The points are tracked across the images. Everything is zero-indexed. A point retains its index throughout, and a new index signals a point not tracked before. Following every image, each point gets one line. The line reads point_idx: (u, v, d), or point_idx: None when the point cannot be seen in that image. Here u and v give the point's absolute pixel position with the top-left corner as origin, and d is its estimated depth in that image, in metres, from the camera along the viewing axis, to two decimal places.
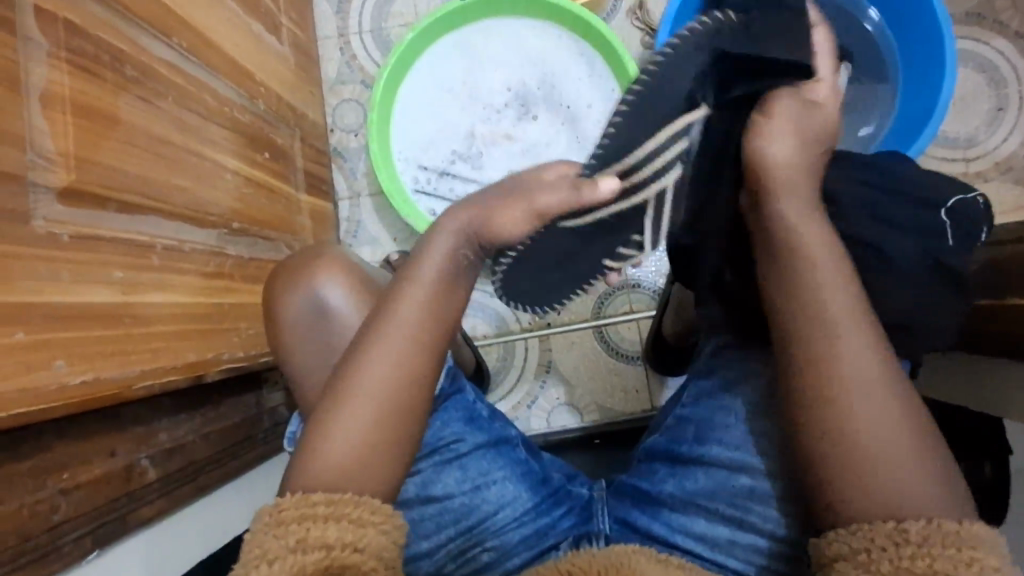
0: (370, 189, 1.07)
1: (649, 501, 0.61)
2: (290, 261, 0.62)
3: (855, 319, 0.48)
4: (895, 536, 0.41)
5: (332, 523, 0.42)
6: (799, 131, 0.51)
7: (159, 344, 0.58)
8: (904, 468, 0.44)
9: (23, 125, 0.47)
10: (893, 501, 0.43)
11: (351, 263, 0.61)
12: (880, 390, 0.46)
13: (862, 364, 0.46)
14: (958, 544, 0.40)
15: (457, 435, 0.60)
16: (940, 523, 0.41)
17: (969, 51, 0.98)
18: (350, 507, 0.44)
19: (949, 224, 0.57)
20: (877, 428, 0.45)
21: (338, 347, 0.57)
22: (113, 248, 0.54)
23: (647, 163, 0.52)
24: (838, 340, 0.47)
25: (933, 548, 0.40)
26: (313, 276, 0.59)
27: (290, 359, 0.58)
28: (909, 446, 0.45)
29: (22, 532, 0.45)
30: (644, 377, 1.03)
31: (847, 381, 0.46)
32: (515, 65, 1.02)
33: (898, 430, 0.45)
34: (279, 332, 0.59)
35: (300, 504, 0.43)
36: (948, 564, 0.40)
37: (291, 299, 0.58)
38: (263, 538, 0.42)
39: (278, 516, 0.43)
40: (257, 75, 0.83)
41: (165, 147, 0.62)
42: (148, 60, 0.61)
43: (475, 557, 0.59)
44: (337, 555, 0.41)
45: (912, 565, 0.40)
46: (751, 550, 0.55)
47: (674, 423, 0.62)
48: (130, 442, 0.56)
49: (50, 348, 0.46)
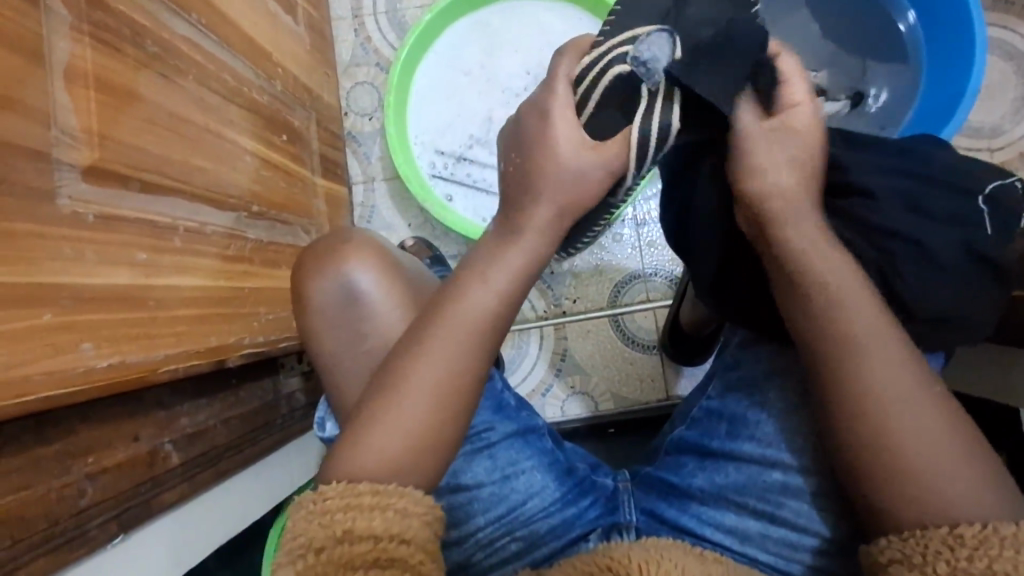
0: (385, 174, 1.06)
1: (676, 495, 0.60)
2: (315, 246, 0.60)
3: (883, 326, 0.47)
4: (950, 540, 0.41)
5: (378, 512, 0.42)
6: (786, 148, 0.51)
7: (181, 328, 0.57)
8: (952, 471, 0.43)
9: (48, 100, 0.46)
10: (945, 505, 0.42)
11: (379, 247, 0.60)
12: (919, 400, 0.45)
13: (896, 380, 0.45)
14: (1017, 546, 0.39)
15: (488, 424, 0.60)
16: (997, 527, 0.40)
17: (996, 39, 0.97)
18: (395, 497, 0.43)
19: (983, 211, 0.55)
20: (919, 431, 0.44)
21: (368, 332, 0.56)
22: (136, 229, 0.53)
23: (614, 78, 0.51)
24: (866, 359, 0.46)
25: (991, 549, 0.39)
26: (342, 259, 0.58)
27: (317, 342, 0.58)
28: (955, 451, 0.44)
29: (50, 515, 0.44)
30: (660, 367, 1.02)
31: (882, 392, 0.45)
32: (534, 48, 1.00)
33: (943, 433, 0.44)
34: (306, 315, 0.58)
35: (345, 493, 0.42)
36: (1007, 564, 0.39)
37: (319, 282, 0.57)
38: (308, 525, 0.41)
39: (323, 505, 0.42)
40: (274, 55, 0.81)
41: (185, 126, 0.61)
42: (168, 36, 0.59)
43: (503, 547, 0.58)
44: (384, 547, 0.40)
45: (969, 566, 0.39)
46: (785, 545, 0.55)
47: (701, 416, 0.62)
48: (152, 427, 0.55)
49: (76, 330, 0.45)
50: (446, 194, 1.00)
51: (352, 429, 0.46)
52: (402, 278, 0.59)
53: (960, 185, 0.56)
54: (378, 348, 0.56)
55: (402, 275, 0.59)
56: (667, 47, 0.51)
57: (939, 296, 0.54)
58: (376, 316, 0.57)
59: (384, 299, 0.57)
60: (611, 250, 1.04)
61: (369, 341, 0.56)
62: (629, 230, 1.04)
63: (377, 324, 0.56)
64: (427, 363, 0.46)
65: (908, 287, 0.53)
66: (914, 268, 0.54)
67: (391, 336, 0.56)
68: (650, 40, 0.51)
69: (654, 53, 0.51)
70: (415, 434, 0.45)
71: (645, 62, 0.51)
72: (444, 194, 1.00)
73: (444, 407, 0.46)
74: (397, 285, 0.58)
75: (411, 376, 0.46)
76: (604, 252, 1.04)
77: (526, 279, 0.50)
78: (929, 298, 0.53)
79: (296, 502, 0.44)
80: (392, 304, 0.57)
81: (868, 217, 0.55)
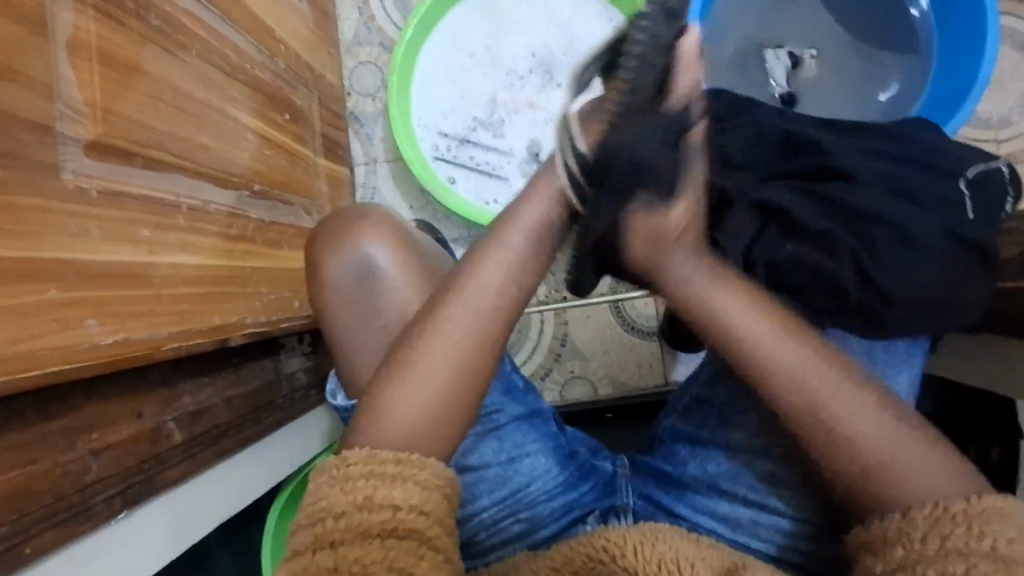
0: (386, 155, 1.05)
1: (672, 482, 0.60)
2: (325, 223, 0.60)
3: (794, 343, 0.48)
4: (903, 526, 0.41)
5: (399, 483, 0.42)
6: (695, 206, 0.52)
7: (186, 307, 0.56)
8: (894, 452, 0.45)
9: (53, 74, 0.45)
10: (903, 485, 0.44)
11: (396, 224, 0.59)
12: (850, 392, 0.46)
13: (814, 385, 0.47)
14: (970, 521, 0.40)
15: (495, 405, 0.61)
16: (948, 507, 0.41)
17: (1009, 29, 0.96)
18: (416, 467, 0.44)
19: (966, 192, 0.55)
20: (862, 429, 0.45)
21: (383, 309, 0.56)
22: (139, 204, 0.53)
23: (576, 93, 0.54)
24: (782, 369, 0.47)
25: (944, 528, 0.40)
26: (356, 236, 0.57)
27: (329, 320, 0.58)
28: (889, 432, 0.45)
29: (55, 490, 0.44)
30: (659, 353, 1.02)
31: (807, 394, 0.47)
32: (539, 30, 0.99)
33: (883, 421, 0.46)
34: (319, 293, 0.58)
35: (368, 461, 0.43)
36: (961, 541, 0.39)
37: (332, 260, 0.57)
38: (329, 490, 0.42)
39: (345, 470, 0.43)
40: (277, 32, 0.80)
41: (189, 103, 0.60)
42: (171, 11, 0.58)
43: (507, 527, 0.59)
44: (402, 517, 0.40)
45: (924, 548, 0.40)
46: (776, 531, 0.56)
47: (692, 404, 0.62)
48: (155, 404, 0.56)
49: (81, 306, 0.45)
50: (449, 176, 0.99)
51: (373, 396, 0.48)
52: (416, 254, 0.58)
53: (966, 172, 0.56)
54: (390, 325, 0.56)
55: (419, 253, 0.59)
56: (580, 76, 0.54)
57: (939, 284, 0.54)
58: (391, 293, 0.57)
59: (398, 278, 0.57)
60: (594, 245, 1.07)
61: (385, 316, 0.56)
62: None
63: (393, 300, 0.56)
64: (457, 322, 0.49)
65: (905, 275, 0.53)
66: (921, 251, 0.53)
67: (402, 312, 0.56)
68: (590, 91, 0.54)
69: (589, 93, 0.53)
70: (436, 404, 0.47)
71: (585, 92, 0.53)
72: (447, 176, 0.99)
73: (465, 372, 0.48)
74: (410, 262, 0.58)
75: (434, 335, 0.49)
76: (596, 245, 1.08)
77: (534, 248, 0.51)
78: (928, 286, 0.53)
79: (319, 466, 0.44)
80: (406, 281, 0.57)
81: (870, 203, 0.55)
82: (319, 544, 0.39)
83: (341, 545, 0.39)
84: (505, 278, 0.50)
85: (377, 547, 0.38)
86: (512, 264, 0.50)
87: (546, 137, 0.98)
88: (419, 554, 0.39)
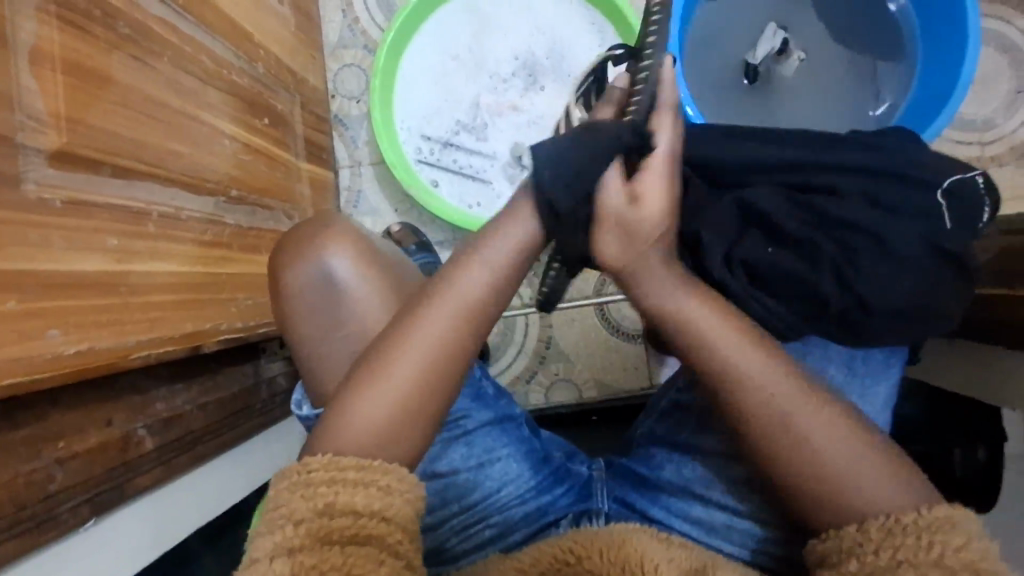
0: (370, 158, 1.05)
1: (647, 486, 0.60)
2: (294, 230, 0.60)
3: (761, 360, 0.47)
4: (858, 538, 0.42)
5: (360, 488, 0.42)
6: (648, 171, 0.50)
7: (155, 315, 0.56)
8: (856, 471, 0.44)
9: (14, 84, 0.45)
10: (863, 503, 0.43)
11: (358, 232, 0.60)
12: (812, 404, 0.46)
13: (777, 402, 0.46)
14: (919, 532, 0.40)
15: (465, 412, 0.61)
16: (899, 519, 0.42)
17: (992, 31, 0.96)
18: (379, 473, 0.43)
19: (943, 206, 0.54)
20: (831, 445, 0.44)
21: (351, 317, 0.56)
22: (106, 214, 0.53)
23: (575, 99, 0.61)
24: (743, 373, 0.46)
25: (895, 539, 0.41)
26: (322, 244, 0.57)
27: (295, 327, 0.58)
28: (839, 442, 0.45)
29: (18, 500, 0.44)
30: (644, 356, 1.02)
31: (769, 405, 0.46)
32: (522, 34, 0.99)
33: (848, 438, 0.45)
34: (284, 302, 0.58)
35: (330, 467, 0.43)
36: (910, 551, 0.40)
37: (299, 267, 0.57)
38: (289, 496, 0.42)
39: (306, 476, 0.43)
40: (256, 37, 0.80)
41: (160, 110, 0.60)
42: (142, 18, 0.58)
43: (478, 532, 0.59)
44: (364, 523, 0.40)
45: (876, 560, 0.40)
46: (748, 535, 0.55)
47: (669, 408, 0.62)
48: (125, 412, 0.56)
49: (44, 317, 0.45)
50: (432, 180, 0.99)
51: (337, 403, 0.47)
52: (382, 263, 0.59)
53: (936, 177, 0.56)
54: (360, 331, 0.56)
55: (384, 262, 0.59)
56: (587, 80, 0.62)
57: (912, 290, 0.53)
58: (356, 300, 0.57)
59: (364, 284, 0.57)
60: None
61: (351, 323, 0.56)
62: None
63: (357, 308, 0.56)
64: (427, 327, 0.48)
65: (874, 284, 0.53)
66: (890, 258, 0.53)
67: (367, 319, 0.56)
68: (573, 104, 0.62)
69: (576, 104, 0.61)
70: (402, 406, 0.47)
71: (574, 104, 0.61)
72: (430, 179, 0.99)
73: (431, 377, 0.47)
74: (377, 270, 0.58)
75: (411, 336, 0.48)
76: None
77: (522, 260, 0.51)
78: (897, 295, 0.53)
79: (279, 472, 0.44)
80: (373, 289, 0.57)
81: (836, 210, 0.54)
82: (278, 551, 0.39)
83: (299, 552, 0.39)
84: (484, 285, 0.49)
85: (337, 554, 0.39)
86: (490, 271, 0.50)
87: (529, 141, 0.98)
88: (379, 559, 0.39)
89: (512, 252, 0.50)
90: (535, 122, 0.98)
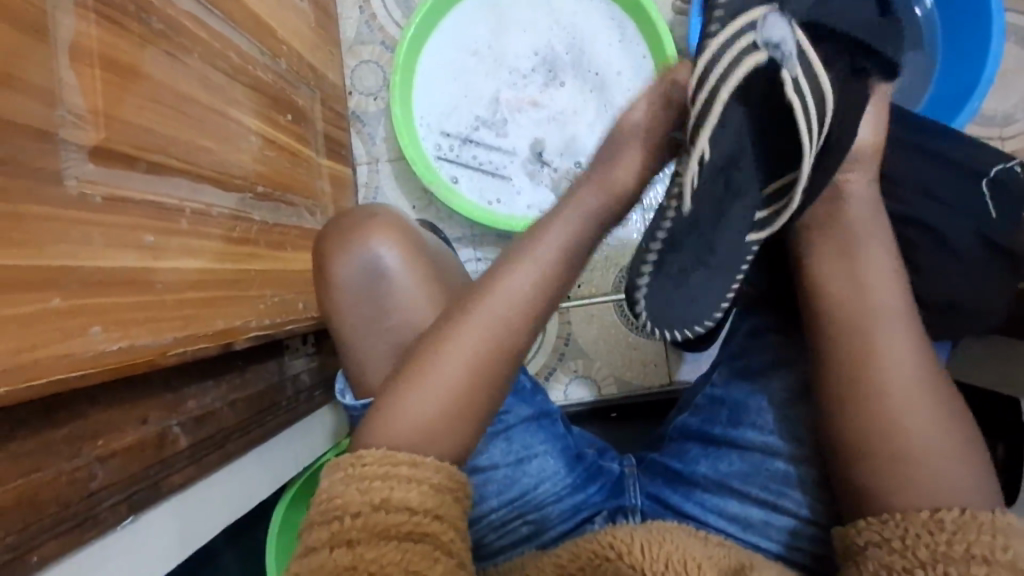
0: (389, 154, 1.05)
1: (681, 481, 0.60)
2: (336, 221, 0.60)
3: (898, 321, 0.47)
4: (930, 525, 0.42)
5: (415, 485, 0.42)
6: (877, 117, 0.48)
7: (189, 311, 0.56)
8: (940, 463, 0.45)
9: (54, 80, 0.45)
10: (938, 492, 0.44)
11: (402, 223, 0.60)
12: (920, 393, 0.46)
13: (898, 366, 0.46)
14: (995, 532, 0.40)
15: (506, 407, 0.61)
16: (975, 515, 0.42)
17: (1012, 25, 0.95)
18: (431, 471, 0.43)
19: (988, 193, 0.55)
20: (925, 429, 0.45)
21: (394, 310, 0.56)
22: (142, 210, 0.53)
23: (734, 61, 0.42)
24: (880, 337, 0.47)
25: (969, 534, 0.41)
26: (366, 236, 0.57)
27: (338, 318, 0.58)
28: (935, 428, 0.46)
29: (62, 499, 0.45)
30: (663, 352, 1.02)
31: (885, 376, 0.46)
32: (542, 29, 0.98)
33: (942, 428, 0.46)
34: (328, 292, 0.58)
35: (384, 461, 0.43)
36: (985, 548, 0.40)
37: (343, 257, 0.57)
38: (345, 488, 0.42)
39: (361, 470, 0.43)
40: (279, 32, 0.80)
41: (191, 106, 0.60)
42: (174, 14, 0.58)
43: (517, 528, 0.59)
44: (419, 521, 0.40)
45: (949, 550, 0.40)
46: (784, 531, 0.55)
47: (704, 403, 0.62)
48: (160, 409, 0.56)
49: (85, 314, 0.45)
50: (452, 176, 0.99)
51: (388, 395, 0.47)
52: (425, 257, 0.59)
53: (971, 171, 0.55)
54: (402, 325, 0.56)
55: (426, 254, 0.59)
56: (786, 25, 0.42)
57: (950, 286, 0.53)
58: (398, 293, 0.56)
59: (406, 276, 0.57)
60: (616, 235, 1.03)
61: (393, 317, 0.56)
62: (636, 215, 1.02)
63: (400, 301, 0.56)
64: (471, 328, 0.47)
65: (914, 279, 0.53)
66: (927, 256, 0.53)
67: (414, 313, 0.56)
68: (772, 44, 0.42)
69: (779, 34, 0.41)
70: (449, 405, 0.46)
71: (776, 46, 0.42)
72: (449, 176, 0.99)
73: (477, 378, 0.47)
74: (419, 262, 0.58)
75: (454, 339, 0.47)
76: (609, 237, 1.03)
77: (573, 257, 0.49)
78: (936, 289, 0.53)
79: (332, 464, 0.44)
80: (418, 281, 0.57)
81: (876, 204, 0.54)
82: (336, 541, 0.39)
83: (357, 545, 0.38)
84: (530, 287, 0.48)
85: (394, 549, 0.38)
86: (540, 276, 0.48)
87: (549, 136, 0.97)
88: (434, 557, 0.39)
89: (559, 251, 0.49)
90: (555, 118, 0.97)
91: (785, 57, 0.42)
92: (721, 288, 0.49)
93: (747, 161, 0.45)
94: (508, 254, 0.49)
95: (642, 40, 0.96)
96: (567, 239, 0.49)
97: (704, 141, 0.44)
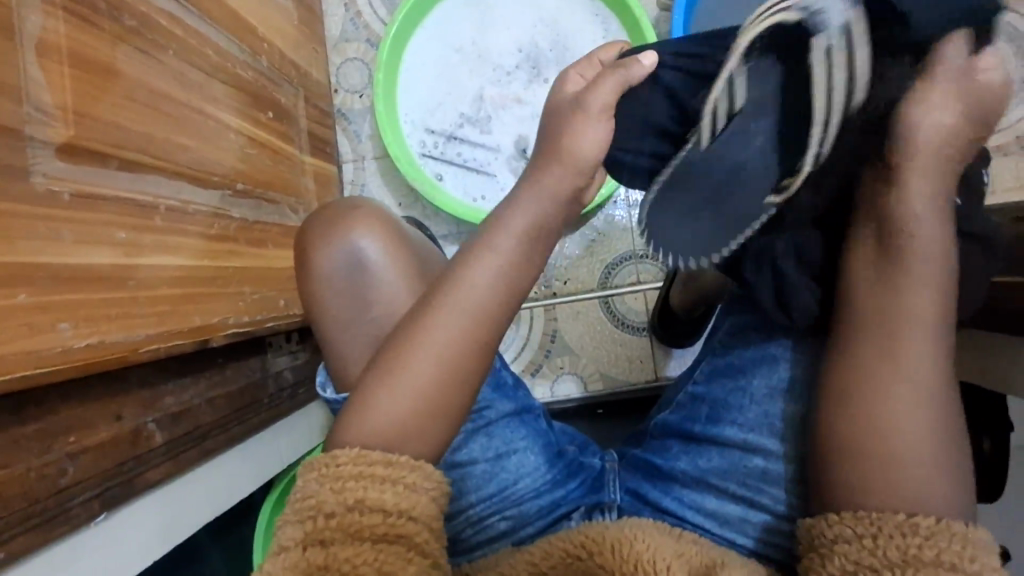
0: (374, 152, 1.05)
1: (660, 476, 0.60)
2: (316, 216, 0.60)
3: (929, 323, 0.43)
4: (904, 526, 0.39)
5: (389, 485, 0.42)
6: (971, 97, 0.41)
7: (164, 308, 0.56)
8: (931, 472, 0.42)
9: (21, 77, 0.45)
10: (919, 500, 0.41)
11: (384, 216, 0.60)
12: (930, 396, 0.42)
13: (918, 364, 0.42)
14: (964, 542, 0.39)
15: (486, 402, 0.61)
16: (948, 524, 0.39)
17: None
18: (408, 471, 0.43)
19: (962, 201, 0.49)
20: (923, 436, 0.42)
21: (375, 304, 0.56)
22: (115, 207, 0.53)
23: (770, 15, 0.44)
24: (902, 343, 0.43)
25: (940, 542, 0.39)
26: (347, 229, 0.57)
27: (319, 314, 0.58)
28: (932, 437, 0.42)
29: (29, 494, 0.45)
30: (649, 348, 1.02)
31: (896, 372, 0.43)
32: (526, 25, 0.98)
33: (942, 440, 0.42)
34: (310, 288, 0.58)
35: (358, 461, 0.43)
36: (953, 555, 0.38)
37: (326, 252, 0.57)
38: (319, 487, 0.42)
39: (334, 470, 0.42)
40: (259, 29, 0.79)
41: (167, 103, 0.60)
42: (148, 11, 0.58)
43: (491, 524, 0.59)
44: (393, 522, 0.40)
45: (920, 554, 0.38)
46: (760, 528, 0.55)
47: (686, 400, 0.61)
48: (136, 406, 0.56)
49: (54, 310, 0.45)
50: (437, 173, 0.99)
51: (362, 392, 0.47)
52: (407, 250, 0.58)
53: None
54: (381, 319, 0.56)
55: (408, 248, 0.59)
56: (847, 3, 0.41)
57: None
58: (379, 287, 0.56)
59: (387, 269, 0.57)
60: (602, 231, 1.03)
61: (373, 311, 0.56)
62: (621, 212, 1.03)
63: (380, 294, 0.56)
64: (442, 323, 0.46)
65: None
66: None
67: (393, 307, 0.56)
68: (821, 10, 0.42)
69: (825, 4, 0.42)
70: (420, 401, 0.46)
71: (814, 12, 0.42)
72: (435, 173, 0.99)
73: (448, 374, 0.46)
74: (401, 256, 0.58)
75: (422, 335, 0.46)
76: (595, 233, 1.03)
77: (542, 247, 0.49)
78: None
79: (307, 465, 0.44)
80: (399, 275, 0.57)
81: None
82: (309, 541, 0.39)
83: (331, 545, 0.39)
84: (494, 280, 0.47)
85: (368, 549, 0.39)
86: (503, 266, 0.48)
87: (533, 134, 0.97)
88: (407, 557, 0.39)
89: (529, 244, 0.48)
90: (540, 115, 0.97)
91: (821, 25, 0.42)
92: (724, 235, 0.50)
93: (769, 119, 0.46)
94: (477, 242, 0.49)
95: (625, 36, 0.96)
96: (528, 228, 0.48)
97: (727, 90, 0.48)
